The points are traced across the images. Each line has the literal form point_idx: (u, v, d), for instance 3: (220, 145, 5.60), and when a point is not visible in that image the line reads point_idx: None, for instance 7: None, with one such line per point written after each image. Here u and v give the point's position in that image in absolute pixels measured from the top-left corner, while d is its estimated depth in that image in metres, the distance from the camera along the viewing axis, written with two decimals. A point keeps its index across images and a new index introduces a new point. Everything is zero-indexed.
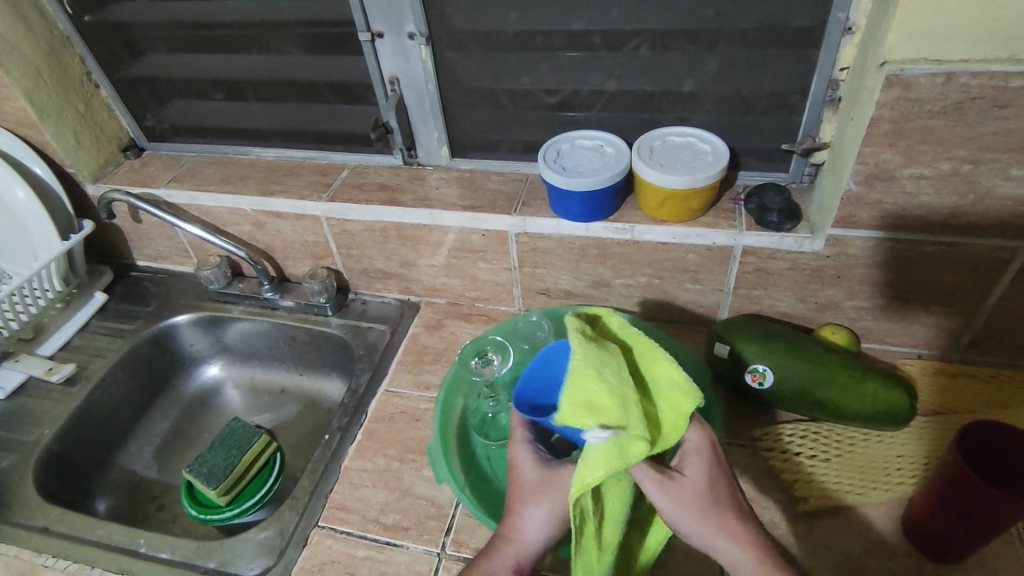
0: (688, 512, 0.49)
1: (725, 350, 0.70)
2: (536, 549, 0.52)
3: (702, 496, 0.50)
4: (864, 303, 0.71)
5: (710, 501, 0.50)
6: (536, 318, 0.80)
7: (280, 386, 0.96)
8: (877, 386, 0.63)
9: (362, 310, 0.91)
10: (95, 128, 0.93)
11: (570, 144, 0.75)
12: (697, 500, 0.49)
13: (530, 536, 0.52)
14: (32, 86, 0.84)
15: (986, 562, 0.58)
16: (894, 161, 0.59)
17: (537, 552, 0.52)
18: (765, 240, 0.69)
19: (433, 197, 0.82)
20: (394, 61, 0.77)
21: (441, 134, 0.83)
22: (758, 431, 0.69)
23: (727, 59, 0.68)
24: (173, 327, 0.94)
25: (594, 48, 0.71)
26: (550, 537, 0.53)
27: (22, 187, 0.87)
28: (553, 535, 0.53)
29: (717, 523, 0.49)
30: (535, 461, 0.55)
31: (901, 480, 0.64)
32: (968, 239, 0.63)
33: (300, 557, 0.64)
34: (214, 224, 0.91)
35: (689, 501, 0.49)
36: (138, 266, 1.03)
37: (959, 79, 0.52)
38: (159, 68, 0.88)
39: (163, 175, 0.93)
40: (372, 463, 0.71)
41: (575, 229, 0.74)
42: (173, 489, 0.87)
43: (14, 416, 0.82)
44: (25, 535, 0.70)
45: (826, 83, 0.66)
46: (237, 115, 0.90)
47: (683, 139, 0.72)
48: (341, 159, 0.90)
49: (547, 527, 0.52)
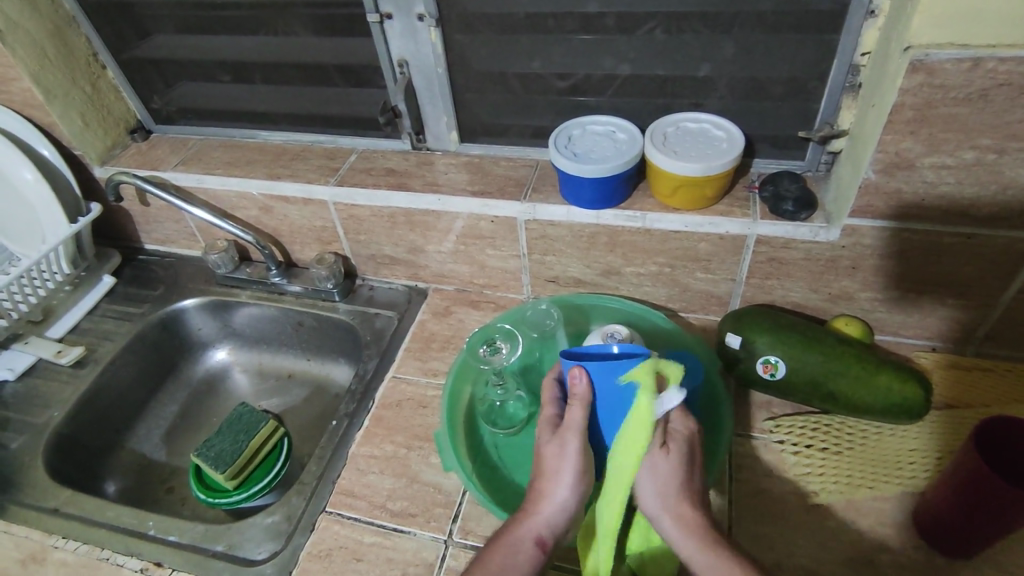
0: (656, 484, 0.53)
1: (737, 341, 0.68)
2: (561, 521, 0.54)
3: (677, 479, 0.54)
4: (879, 295, 0.70)
5: (675, 484, 0.53)
6: (545, 307, 0.79)
7: (287, 371, 0.97)
8: (891, 379, 0.62)
9: (370, 296, 0.90)
10: (102, 110, 0.92)
11: (581, 129, 0.74)
12: (670, 481, 0.53)
13: (547, 509, 0.54)
14: (38, 67, 0.83)
15: (999, 558, 0.57)
16: (915, 150, 0.57)
17: (558, 525, 0.54)
18: (780, 229, 0.68)
19: (442, 182, 0.81)
20: (404, 43, 0.76)
21: (450, 118, 0.82)
22: (770, 423, 0.69)
23: (744, 43, 0.66)
24: (181, 311, 0.94)
25: (607, 31, 0.69)
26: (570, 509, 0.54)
27: (30, 169, 0.87)
28: (575, 508, 0.54)
29: (675, 508, 0.53)
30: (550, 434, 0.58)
31: (913, 474, 0.63)
32: (989, 230, 0.61)
33: (306, 543, 0.64)
34: (222, 208, 0.90)
35: (664, 480, 0.53)
36: (147, 249, 1.03)
37: (986, 64, 0.51)
38: (167, 49, 0.87)
39: (171, 158, 0.93)
40: (379, 450, 0.71)
41: (585, 217, 0.73)
42: (181, 471, 0.87)
43: (24, 398, 0.83)
44: (37, 516, 0.70)
45: (845, 69, 0.64)
46: (244, 98, 0.89)
47: (698, 125, 0.71)
48: (349, 143, 0.89)
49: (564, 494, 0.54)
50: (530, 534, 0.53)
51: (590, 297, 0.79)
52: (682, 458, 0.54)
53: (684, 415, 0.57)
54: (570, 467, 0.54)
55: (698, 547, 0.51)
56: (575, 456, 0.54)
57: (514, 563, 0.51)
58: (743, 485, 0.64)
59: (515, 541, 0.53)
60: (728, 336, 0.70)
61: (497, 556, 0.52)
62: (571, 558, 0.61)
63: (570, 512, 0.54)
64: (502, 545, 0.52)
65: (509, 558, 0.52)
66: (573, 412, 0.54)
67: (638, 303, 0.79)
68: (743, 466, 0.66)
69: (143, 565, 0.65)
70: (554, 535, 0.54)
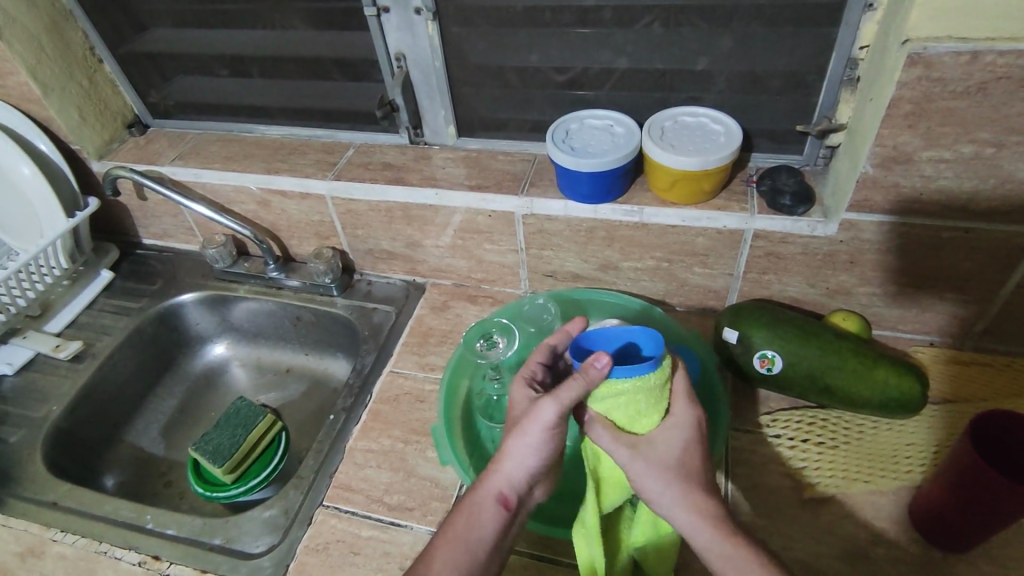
0: (657, 475, 0.51)
1: (734, 335, 0.68)
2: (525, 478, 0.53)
3: (676, 466, 0.51)
4: (876, 290, 0.70)
5: (675, 473, 0.51)
6: (543, 301, 0.80)
7: (285, 366, 0.97)
8: (888, 374, 0.62)
9: (368, 291, 0.90)
10: (99, 104, 0.92)
11: (579, 123, 0.73)
12: (668, 471, 0.51)
13: (509, 471, 0.53)
14: (34, 60, 0.83)
15: (995, 552, 0.58)
16: (913, 144, 0.57)
17: (522, 483, 0.53)
18: (777, 223, 0.68)
19: (439, 176, 0.81)
20: (401, 37, 0.76)
21: (447, 113, 0.82)
22: (766, 418, 0.69)
23: (742, 36, 0.66)
24: (179, 306, 0.94)
25: (604, 24, 0.69)
26: (535, 468, 0.53)
27: (27, 163, 0.87)
28: (539, 464, 0.53)
29: (685, 494, 0.50)
30: (530, 397, 0.56)
31: (910, 468, 0.63)
32: (987, 224, 0.61)
33: (304, 536, 0.64)
34: (219, 202, 0.90)
35: (661, 471, 0.51)
36: (144, 244, 1.03)
37: (984, 58, 0.51)
38: (164, 43, 0.87)
39: (168, 152, 0.93)
40: (377, 444, 0.71)
41: (582, 211, 0.73)
42: (179, 465, 0.87)
43: (23, 392, 0.83)
44: (35, 510, 0.70)
45: (844, 63, 0.64)
46: (242, 92, 0.89)
47: (696, 119, 0.70)
48: (346, 137, 0.89)
49: (530, 458, 0.53)
50: (494, 494, 0.52)
51: (587, 291, 0.79)
52: (684, 445, 0.52)
53: (690, 402, 0.53)
54: (538, 430, 0.52)
55: (714, 536, 0.48)
56: (542, 418, 0.52)
57: (476, 524, 0.52)
58: (739, 480, 0.64)
59: (476, 504, 0.52)
60: (725, 331, 0.70)
61: (461, 519, 0.52)
62: (565, 552, 0.61)
63: (536, 469, 0.53)
64: (466, 506, 0.53)
65: (472, 522, 0.52)
66: (564, 387, 0.50)
67: (636, 297, 0.79)
68: (740, 461, 0.66)
69: (141, 559, 0.65)
70: (518, 495, 0.53)
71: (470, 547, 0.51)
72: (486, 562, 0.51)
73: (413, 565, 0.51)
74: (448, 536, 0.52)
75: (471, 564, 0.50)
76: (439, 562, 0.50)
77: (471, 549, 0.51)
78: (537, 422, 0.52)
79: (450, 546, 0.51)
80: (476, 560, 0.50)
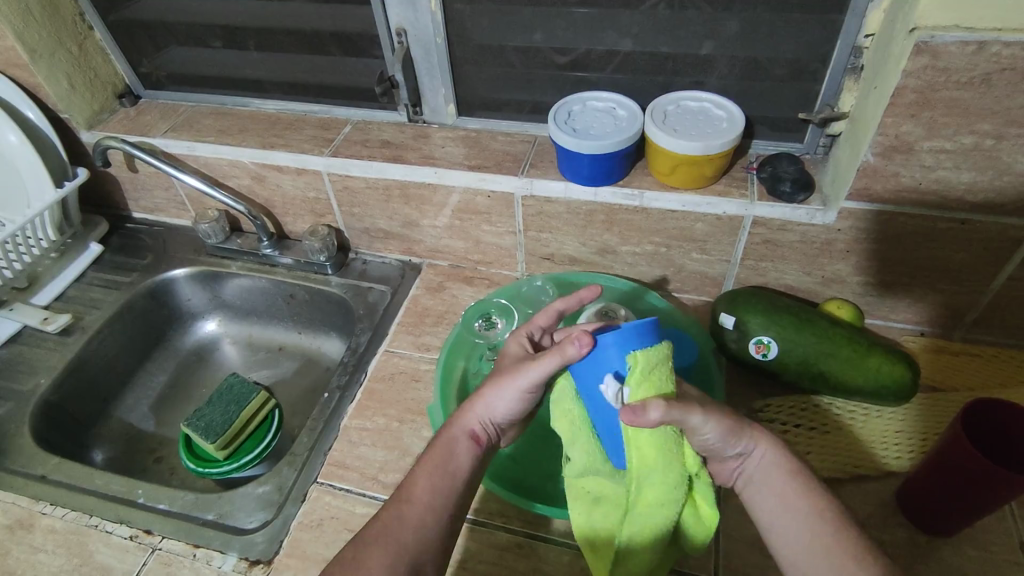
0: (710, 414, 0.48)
1: (730, 321, 0.69)
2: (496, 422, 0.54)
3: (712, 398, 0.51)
4: (871, 280, 0.71)
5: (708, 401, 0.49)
6: (540, 283, 0.80)
7: (277, 344, 0.96)
8: (880, 361, 0.63)
9: (363, 270, 0.90)
10: (89, 73, 0.90)
11: (581, 105, 0.73)
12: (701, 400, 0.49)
13: (486, 409, 0.54)
14: (23, 25, 0.80)
15: (978, 536, 0.59)
16: (915, 134, 0.57)
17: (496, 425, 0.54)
18: (776, 210, 0.68)
19: (439, 156, 0.80)
20: (402, 12, 0.74)
21: (447, 91, 0.81)
22: (759, 403, 0.70)
23: (748, 22, 0.65)
24: (170, 281, 0.93)
25: (609, 5, 0.68)
26: (506, 417, 0.54)
27: (14, 131, 0.85)
28: (509, 414, 0.54)
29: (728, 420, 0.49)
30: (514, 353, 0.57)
31: (898, 454, 0.64)
32: (983, 216, 0.62)
33: (298, 513, 0.64)
34: (213, 176, 0.89)
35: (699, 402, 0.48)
36: (134, 217, 1.01)
37: (990, 48, 0.51)
38: (158, 12, 0.85)
39: (160, 124, 0.91)
40: (371, 422, 0.71)
41: (582, 194, 0.73)
42: (171, 441, 0.87)
43: (8, 365, 0.81)
44: (23, 483, 0.69)
45: (848, 51, 0.64)
46: (237, 64, 0.87)
47: (698, 104, 0.70)
48: (344, 113, 0.87)
49: (500, 406, 0.53)
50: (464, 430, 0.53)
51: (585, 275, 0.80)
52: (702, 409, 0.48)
53: None
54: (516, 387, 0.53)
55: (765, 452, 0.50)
56: (525, 382, 0.52)
57: (451, 456, 0.52)
58: None
59: (450, 435, 0.53)
60: (722, 316, 0.70)
61: (434, 457, 0.52)
62: (551, 527, 0.61)
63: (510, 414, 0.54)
64: (442, 439, 0.53)
65: (449, 451, 0.52)
66: (541, 362, 0.51)
67: (632, 282, 0.80)
68: None
69: (133, 533, 0.65)
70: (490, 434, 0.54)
71: (451, 473, 0.51)
72: (463, 494, 0.51)
73: (395, 489, 0.51)
74: (429, 460, 0.52)
75: (452, 490, 0.51)
76: (420, 487, 0.50)
77: (448, 476, 0.51)
78: (517, 380, 0.52)
79: (428, 472, 0.51)
80: (456, 484, 0.51)
